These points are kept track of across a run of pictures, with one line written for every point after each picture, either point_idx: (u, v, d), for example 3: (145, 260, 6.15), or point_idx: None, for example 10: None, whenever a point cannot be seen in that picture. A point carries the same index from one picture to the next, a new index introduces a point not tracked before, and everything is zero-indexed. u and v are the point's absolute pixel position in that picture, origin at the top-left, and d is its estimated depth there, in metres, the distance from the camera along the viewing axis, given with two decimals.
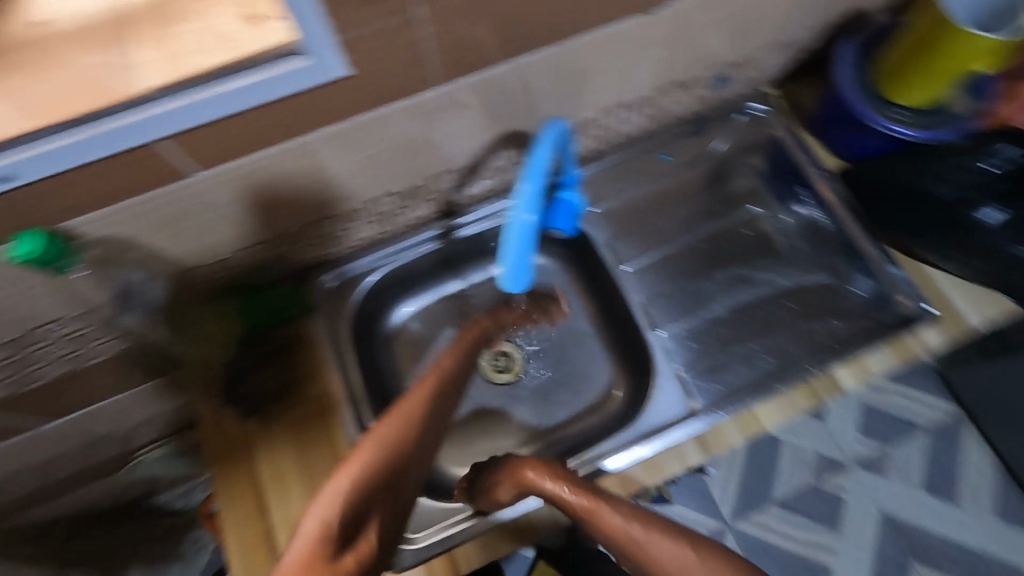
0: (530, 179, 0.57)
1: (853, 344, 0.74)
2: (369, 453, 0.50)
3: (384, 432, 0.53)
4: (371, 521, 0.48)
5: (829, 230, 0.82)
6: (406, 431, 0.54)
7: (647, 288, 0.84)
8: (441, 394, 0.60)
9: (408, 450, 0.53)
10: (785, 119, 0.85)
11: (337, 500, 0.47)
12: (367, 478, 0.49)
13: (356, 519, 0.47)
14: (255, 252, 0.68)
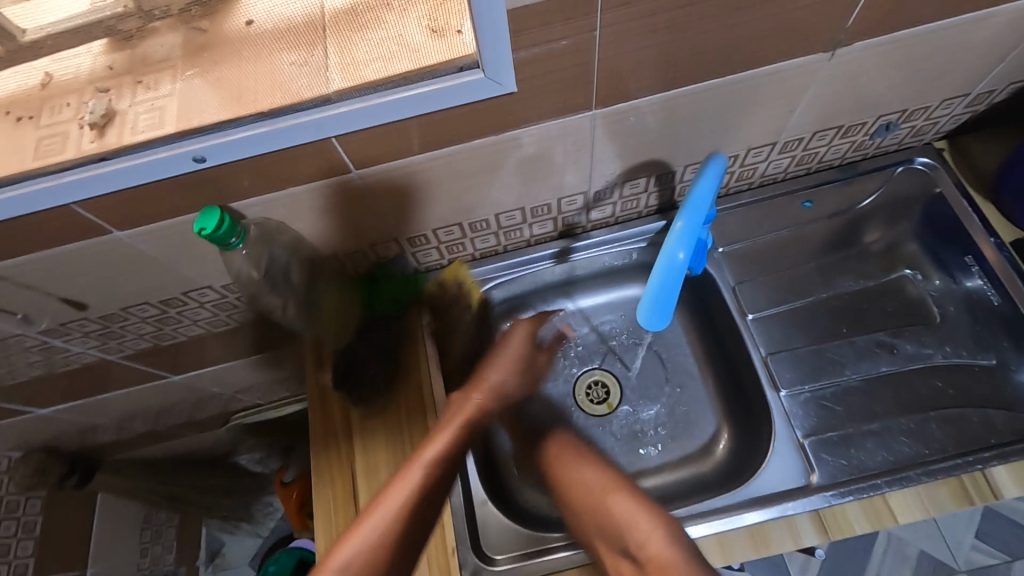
0: (690, 216, 0.52)
1: (1022, 445, 0.64)
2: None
3: (356, 540, 0.55)
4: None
5: (996, 308, 0.73)
6: (375, 544, 0.55)
7: (769, 340, 0.79)
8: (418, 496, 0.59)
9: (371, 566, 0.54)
10: (954, 176, 0.79)
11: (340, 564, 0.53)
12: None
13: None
14: (385, 250, 0.76)
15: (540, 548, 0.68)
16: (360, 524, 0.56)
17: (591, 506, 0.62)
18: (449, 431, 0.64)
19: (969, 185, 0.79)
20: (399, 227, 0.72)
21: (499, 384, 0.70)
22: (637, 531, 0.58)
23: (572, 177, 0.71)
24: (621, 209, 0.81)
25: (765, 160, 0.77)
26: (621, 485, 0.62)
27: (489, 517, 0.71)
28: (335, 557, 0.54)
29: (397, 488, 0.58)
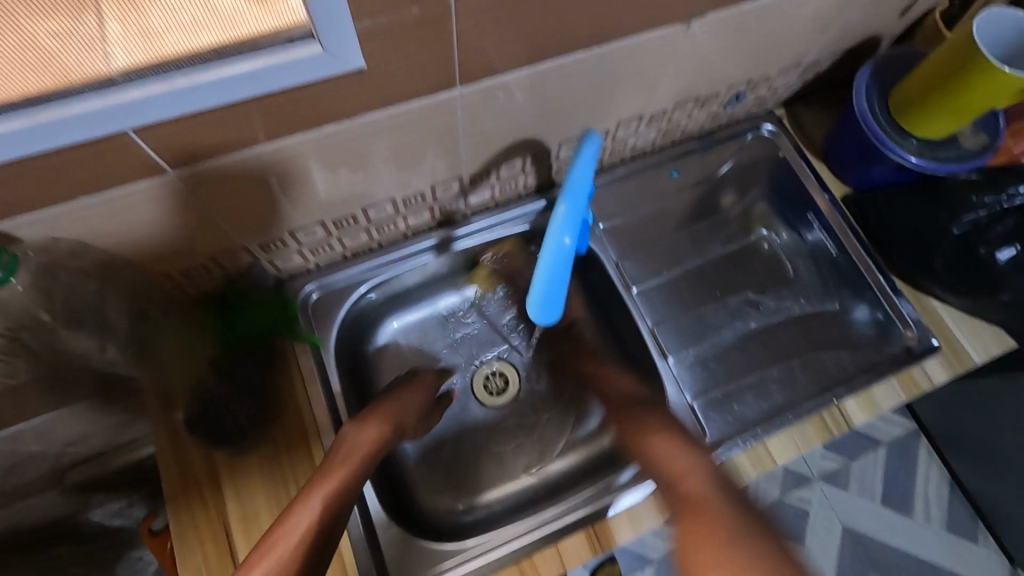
0: (569, 200, 0.49)
1: (864, 376, 0.73)
2: None
3: None
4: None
5: (835, 259, 0.82)
6: None
7: (654, 310, 0.81)
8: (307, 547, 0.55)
9: None
10: (794, 140, 0.86)
11: None
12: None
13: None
14: (233, 261, 0.66)
15: (449, 564, 0.64)
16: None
17: (657, 460, 0.64)
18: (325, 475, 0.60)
19: (806, 148, 0.87)
20: (245, 229, 0.62)
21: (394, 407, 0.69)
22: (685, 468, 0.61)
23: (443, 163, 0.66)
24: (500, 192, 0.77)
25: (633, 134, 0.78)
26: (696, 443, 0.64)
27: (395, 539, 0.65)
28: None
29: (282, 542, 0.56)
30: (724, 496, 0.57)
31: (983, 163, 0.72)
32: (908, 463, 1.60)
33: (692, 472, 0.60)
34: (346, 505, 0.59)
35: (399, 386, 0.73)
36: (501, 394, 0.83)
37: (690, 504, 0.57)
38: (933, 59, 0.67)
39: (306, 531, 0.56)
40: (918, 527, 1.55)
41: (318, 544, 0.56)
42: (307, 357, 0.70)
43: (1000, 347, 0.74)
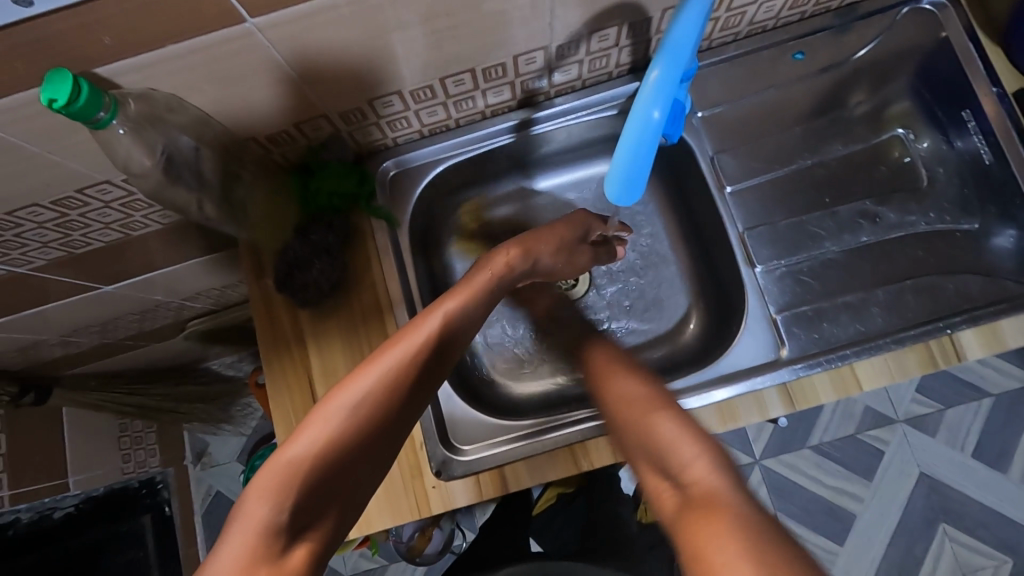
0: (661, 68, 0.44)
1: (992, 308, 0.63)
2: (333, 410, 0.48)
3: (370, 375, 0.50)
4: (329, 510, 0.46)
5: (987, 170, 0.68)
6: (388, 391, 0.50)
7: (748, 215, 0.73)
8: (436, 345, 0.54)
9: (380, 412, 0.49)
10: (965, 18, 0.69)
11: (346, 411, 0.48)
12: (324, 465, 0.46)
13: (309, 510, 0.45)
14: (317, 131, 0.67)
15: (504, 439, 0.68)
16: (373, 361, 0.51)
17: (634, 424, 0.53)
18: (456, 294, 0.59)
19: (980, 28, 0.69)
20: (324, 96, 0.61)
21: (545, 236, 0.68)
22: (682, 448, 0.47)
23: (528, 29, 0.60)
24: (589, 70, 0.70)
25: (756, 3, 0.66)
26: (660, 407, 0.52)
27: (455, 410, 0.69)
28: (341, 397, 0.49)
29: (411, 335, 0.54)
30: (737, 492, 0.42)
31: None
32: (1018, 419, 1.45)
33: (697, 462, 0.45)
34: (470, 321, 0.59)
35: (537, 230, 0.68)
36: (572, 292, 0.81)
37: (691, 500, 0.43)
38: None
39: (442, 329, 0.56)
40: (1011, 485, 1.44)
41: (445, 349, 0.55)
42: (384, 235, 0.72)
43: None
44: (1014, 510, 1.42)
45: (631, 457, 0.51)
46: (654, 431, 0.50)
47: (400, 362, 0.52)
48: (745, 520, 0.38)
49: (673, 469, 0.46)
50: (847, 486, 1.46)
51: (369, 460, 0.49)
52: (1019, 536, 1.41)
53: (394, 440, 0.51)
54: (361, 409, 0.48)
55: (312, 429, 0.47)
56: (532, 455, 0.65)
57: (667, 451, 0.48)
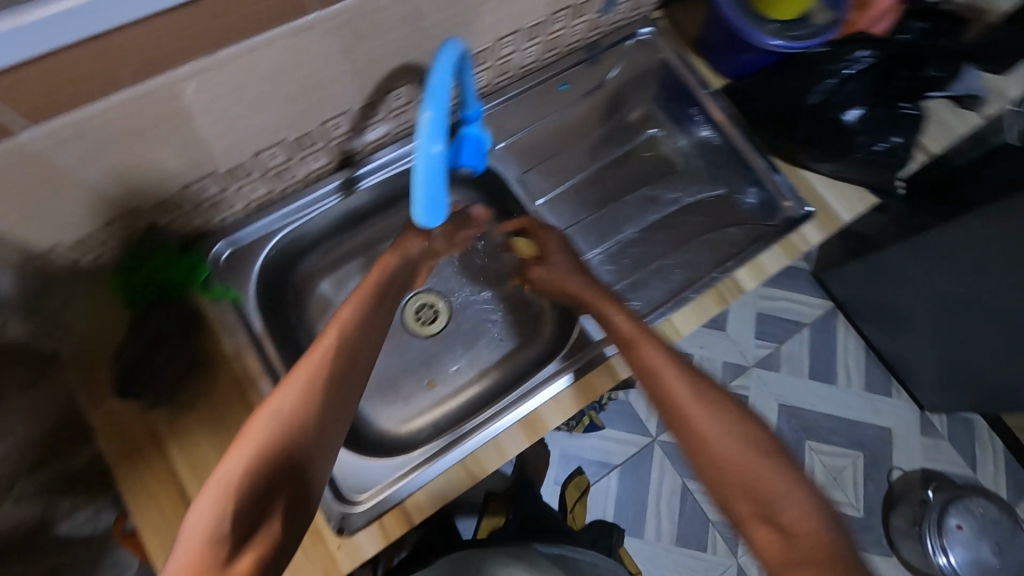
0: (432, 105, 0.50)
1: (751, 247, 0.81)
2: (261, 420, 0.54)
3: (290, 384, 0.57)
4: (276, 511, 0.51)
5: (720, 147, 0.89)
6: (307, 394, 0.57)
7: (562, 218, 0.86)
8: (345, 350, 0.62)
9: (306, 409, 0.56)
10: (672, 41, 0.90)
11: (273, 417, 0.54)
12: (258, 468, 0.51)
13: (252, 509, 0.49)
14: (129, 226, 0.65)
15: (397, 476, 0.69)
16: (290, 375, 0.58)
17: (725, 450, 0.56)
18: (357, 300, 0.67)
19: (685, 48, 0.91)
20: (131, 190, 0.61)
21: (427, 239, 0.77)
22: (785, 501, 0.52)
23: (326, 97, 0.66)
24: (394, 125, 0.79)
25: (516, 50, 0.80)
26: (712, 394, 0.60)
27: (343, 462, 0.70)
28: (265, 411, 0.55)
29: (321, 343, 0.61)
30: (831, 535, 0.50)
31: (829, 38, 0.77)
32: (828, 337, 1.80)
33: (793, 501, 0.52)
34: (373, 321, 0.67)
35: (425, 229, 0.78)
36: (435, 323, 0.87)
37: (795, 541, 0.49)
38: None
39: (348, 332, 0.63)
40: (840, 391, 1.75)
41: (357, 350, 0.63)
42: (230, 314, 0.72)
43: (865, 206, 0.83)
44: (849, 410, 1.74)
45: (712, 477, 0.55)
46: (752, 474, 0.54)
47: (315, 366, 0.59)
48: (835, 543, 0.49)
49: (769, 515, 0.51)
50: None
51: (303, 459, 0.54)
52: (857, 430, 1.73)
53: (325, 439, 0.57)
54: (285, 413, 0.55)
55: (244, 443, 0.53)
56: (428, 482, 0.68)
57: (762, 477, 0.54)
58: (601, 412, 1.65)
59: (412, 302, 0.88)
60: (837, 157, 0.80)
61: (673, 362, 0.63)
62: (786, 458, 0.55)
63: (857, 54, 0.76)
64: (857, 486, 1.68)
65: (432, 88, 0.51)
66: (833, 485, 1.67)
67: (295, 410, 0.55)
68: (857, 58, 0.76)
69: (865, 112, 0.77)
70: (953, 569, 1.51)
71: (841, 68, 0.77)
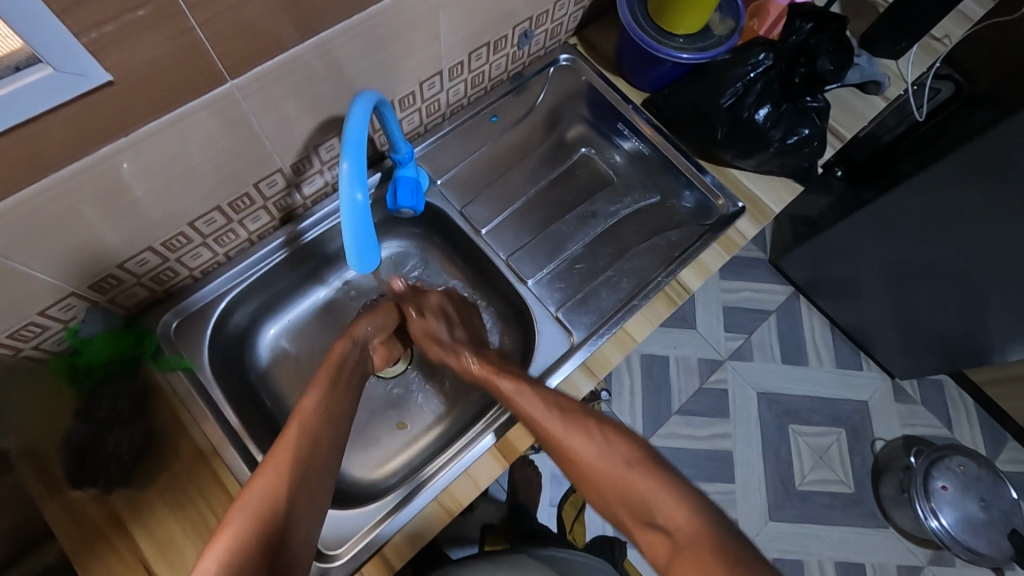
0: (350, 154, 0.52)
1: (693, 248, 0.84)
2: (240, 513, 0.55)
3: (266, 472, 0.58)
4: None
5: (651, 157, 0.93)
6: (281, 479, 0.58)
7: (506, 245, 0.87)
8: (314, 434, 0.63)
9: (280, 495, 0.57)
10: (591, 64, 0.95)
11: (250, 507, 0.55)
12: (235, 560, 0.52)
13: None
14: (69, 310, 0.64)
15: (372, 524, 0.68)
16: (265, 464, 0.60)
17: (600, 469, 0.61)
18: (319, 384, 0.69)
19: (604, 68, 0.96)
20: (67, 275, 0.60)
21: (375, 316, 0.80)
22: (662, 500, 0.57)
23: (257, 158, 0.67)
24: (331, 175, 0.81)
25: (441, 90, 0.84)
26: (580, 419, 0.66)
27: None
28: (241, 503, 0.56)
29: (292, 427, 0.63)
30: (706, 521, 0.54)
31: (733, 45, 0.83)
32: (794, 320, 1.85)
33: (671, 501, 0.57)
34: (342, 401, 0.69)
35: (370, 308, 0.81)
36: (398, 362, 0.87)
37: (678, 538, 0.54)
38: None
39: (318, 415, 0.65)
40: (813, 371, 1.80)
41: (327, 431, 0.64)
42: (185, 384, 0.71)
43: (791, 193, 0.89)
44: (824, 389, 1.79)
45: (603, 498, 0.61)
46: (629, 483, 0.59)
47: (288, 452, 0.60)
48: (706, 529, 0.54)
49: (650, 520, 0.57)
50: (714, 430, 1.69)
51: (283, 546, 0.55)
52: (836, 407, 1.77)
53: (304, 521, 0.58)
54: (261, 502, 0.56)
55: (221, 539, 0.53)
56: (405, 526, 0.67)
57: (634, 486, 0.59)
58: None
59: None
60: (760, 151, 0.83)
61: (545, 403, 0.67)
62: (660, 464, 0.61)
63: (759, 58, 0.79)
64: (844, 462, 1.71)
65: (348, 138, 0.53)
66: (821, 465, 1.70)
67: (269, 498, 0.56)
68: (758, 62, 0.80)
69: (770, 111, 0.81)
70: (946, 531, 1.52)
71: (750, 72, 0.80)
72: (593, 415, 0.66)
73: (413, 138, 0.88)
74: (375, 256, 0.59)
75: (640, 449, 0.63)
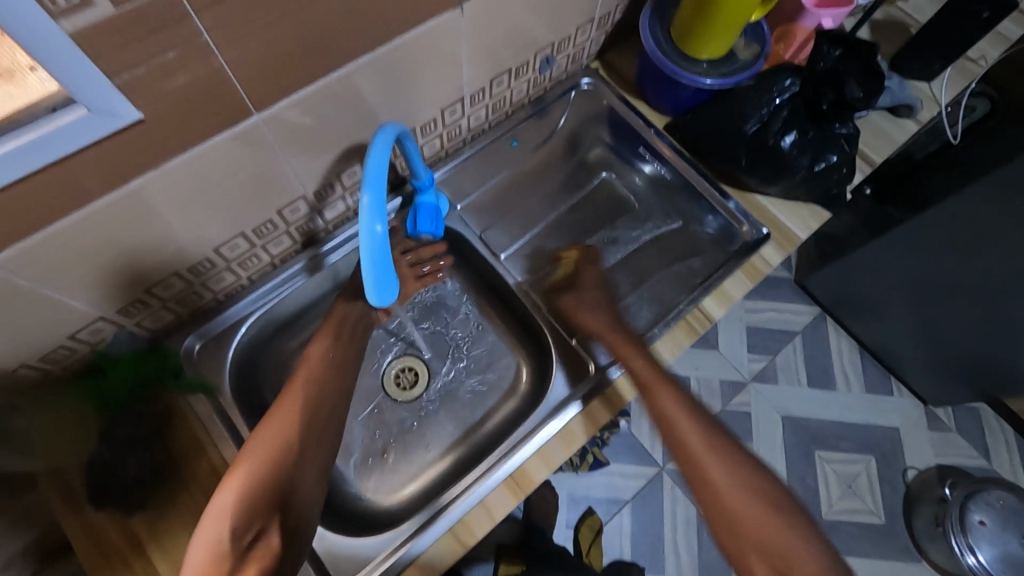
0: (369, 188, 0.52)
1: (716, 276, 0.83)
2: (253, 447, 0.61)
3: (275, 413, 0.64)
4: (270, 527, 0.58)
5: (672, 181, 0.92)
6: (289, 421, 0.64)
7: (525, 270, 0.87)
8: (320, 381, 0.69)
9: (288, 433, 0.62)
10: (613, 88, 0.95)
11: (262, 445, 0.61)
12: (249, 489, 0.58)
13: (247, 532, 0.56)
14: (96, 333, 0.66)
15: (385, 555, 0.67)
16: (275, 405, 0.65)
17: (722, 501, 0.61)
18: (325, 335, 0.73)
19: (625, 92, 0.95)
20: (96, 301, 0.62)
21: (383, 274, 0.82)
22: (794, 550, 0.58)
23: (281, 186, 0.69)
24: (352, 200, 0.81)
25: (462, 116, 0.84)
26: (719, 441, 0.65)
27: (330, 544, 0.68)
28: (255, 439, 0.62)
29: (300, 373, 0.69)
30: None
31: (758, 70, 0.83)
32: (821, 342, 1.80)
33: (801, 549, 0.58)
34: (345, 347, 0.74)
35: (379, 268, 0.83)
36: (414, 387, 0.86)
37: None
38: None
39: (322, 360, 0.71)
40: (841, 395, 1.74)
41: (332, 378, 0.70)
42: (205, 407, 0.72)
43: (818, 221, 0.86)
44: (853, 414, 1.73)
45: (720, 527, 0.61)
46: (755, 524, 0.59)
47: (295, 397, 0.66)
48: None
49: (780, 565, 0.57)
50: None
51: (291, 480, 0.61)
52: (864, 433, 1.71)
53: (309, 458, 0.63)
54: (270, 439, 0.62)
55: (236, 472, 0.59)
56: (419, 557, 0.67)
57: (775, 544, 0.58)
58: (604, 448, 1.63)
59: (392, 367, 0.88)
60: (786, 178, 0.81)
61: (682, 407, 0.68)
62: (791, 514, 0.61)
63: (784, 82, 0.79)
64: (874, 492, 1.65)
65: (369, 169, 0.53)
66: (849, 494, 1.64)
67: (278, 435, 0.62)
68: (783, 86, 0.79)
69: (796, 137, 0.79)
70: (984, 569, 1.44)
71: (776, 98, 0.79)
72: (735, 444, 0.66)
73: (433, 163, 0.88)
74: (394, 290, 0.58)
75: (767, 482, 0.63)
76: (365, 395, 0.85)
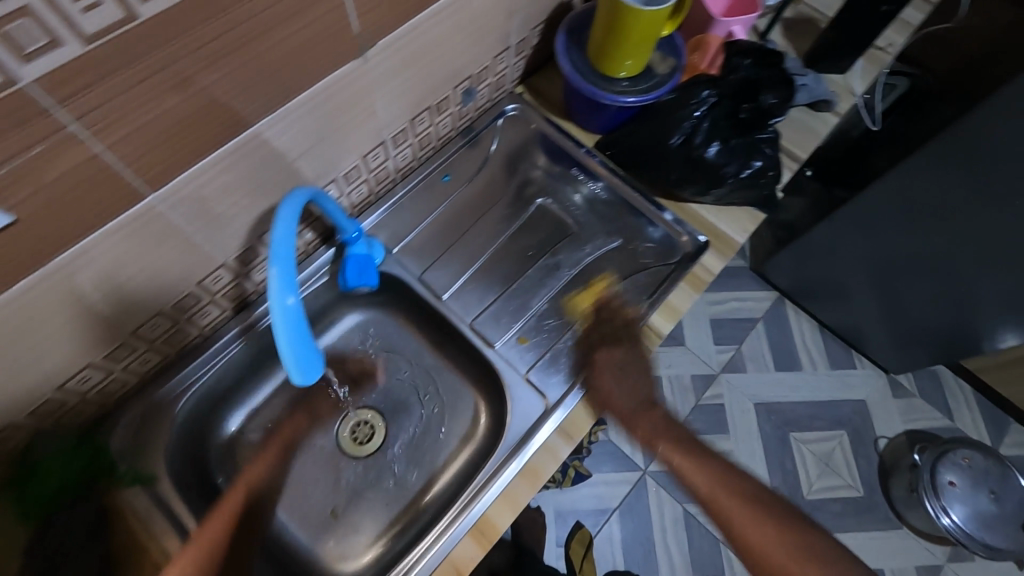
0: (278, 259, 0.49)
1: (659, 291, 0.83)
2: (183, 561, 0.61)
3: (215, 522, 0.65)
4: None
5: (609, 199, 0.91)
6: (221, 540, 0.65)
7: (470, 308, 0.84)
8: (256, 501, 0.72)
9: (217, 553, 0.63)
10: (539, 110, 0.94)
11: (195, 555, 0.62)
12: None
13: None
14: (6, 441, 0.61)
15: None
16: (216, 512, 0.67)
17: (734, 523, 0.70)
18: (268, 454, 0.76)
19: (552, 113, 0.95)
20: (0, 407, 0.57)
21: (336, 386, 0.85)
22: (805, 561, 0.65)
23: (196, 258, 0.65)
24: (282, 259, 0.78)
25: (388, 156, 0.82)
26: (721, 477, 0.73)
27: None
28: (190, 550, 0.62)
29: (239, 487, 0.71)
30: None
31: (676, 82, 0.83)
32: (783, 325, 1.84)
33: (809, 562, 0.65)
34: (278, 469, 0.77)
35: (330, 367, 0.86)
36: (374, 439, 0.83)
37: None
38: (610, 19, 0.75)
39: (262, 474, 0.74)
40: (808, 375, 1.78)
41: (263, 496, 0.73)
42: (143, 499, 0.67)
43: (755, 223, 0.87)
44: (822, 393, 1.76)
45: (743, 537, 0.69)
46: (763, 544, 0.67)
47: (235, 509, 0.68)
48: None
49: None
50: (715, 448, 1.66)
51: None
52: (835, 410, 1.74)
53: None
54: (203, 554, 0.62)
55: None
56: None
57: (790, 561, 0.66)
58: (586, 459, 1.61)
59: (347, 421, 0.84)
60: (716, 186, 0.82)
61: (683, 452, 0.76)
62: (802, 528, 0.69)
63: (703, 95, 0.79)
64: (850, 466, 1.68)
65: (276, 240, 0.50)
66: (827, 472, 1.66)
67: (213, 549, 0.63)
68: (703, 98, 0.79)
69: (721, 147, 0.80)
70: (959, 528, 1.48)
71: (695, 111, 0.79)
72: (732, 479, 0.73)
73: (365, 206, 0.86)
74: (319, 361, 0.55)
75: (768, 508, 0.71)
76: (319, 456, 0.81)
